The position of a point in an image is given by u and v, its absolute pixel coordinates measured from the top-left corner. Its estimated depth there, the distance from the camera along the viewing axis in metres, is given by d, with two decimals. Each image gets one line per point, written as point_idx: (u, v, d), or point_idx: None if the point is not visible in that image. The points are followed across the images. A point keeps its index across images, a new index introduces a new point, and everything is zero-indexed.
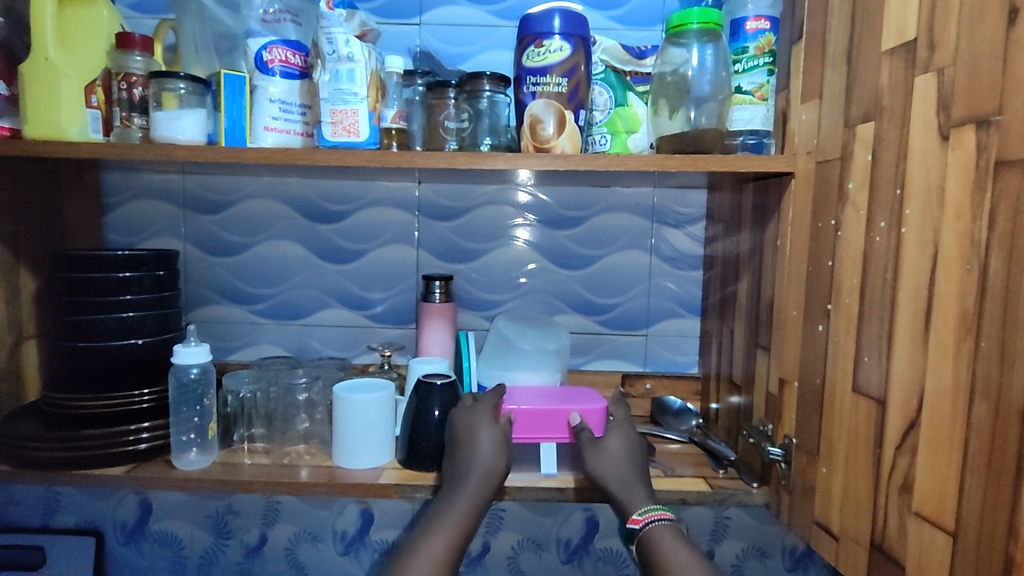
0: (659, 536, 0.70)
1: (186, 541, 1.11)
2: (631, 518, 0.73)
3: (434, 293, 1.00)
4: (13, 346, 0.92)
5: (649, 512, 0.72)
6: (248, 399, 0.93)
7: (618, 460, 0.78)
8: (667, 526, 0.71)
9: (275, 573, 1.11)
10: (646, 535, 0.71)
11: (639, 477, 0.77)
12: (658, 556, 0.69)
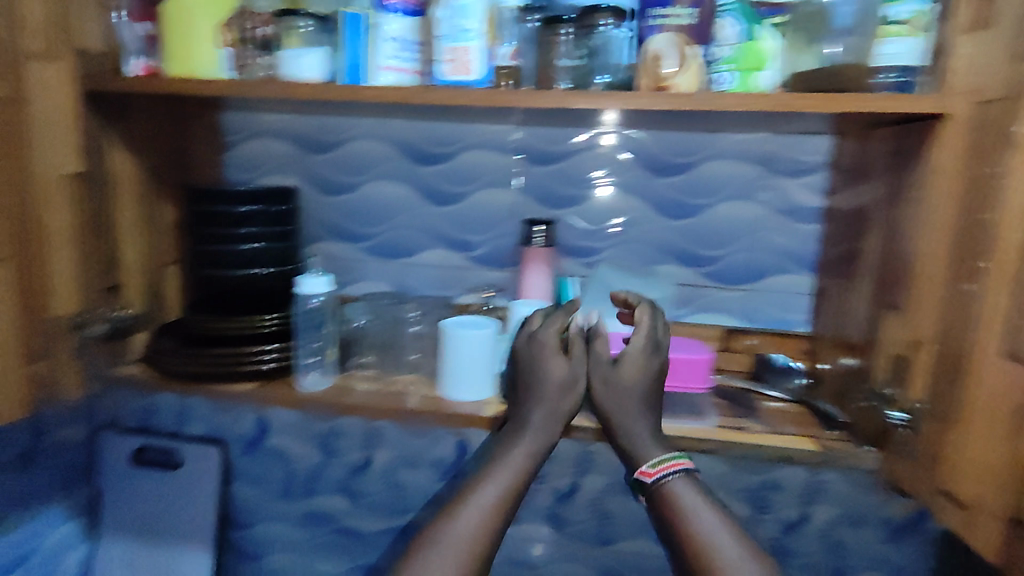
0: (674, 491, 0.77)
1: (297, 457, 1.21)
2: (642, 471, 0.78)
3: (535, 238, 1.00)
4: (154, 269, 1.03)
5: (664, 461, 0.78)
6: (363, 329, 1.04)
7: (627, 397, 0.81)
8: (680, 478, 0.78)
9: (375, 493, 1.19)
10: (660, 488, 0.77)
11: (644, 404, 0.81)
12: (679, 514, 0.76)
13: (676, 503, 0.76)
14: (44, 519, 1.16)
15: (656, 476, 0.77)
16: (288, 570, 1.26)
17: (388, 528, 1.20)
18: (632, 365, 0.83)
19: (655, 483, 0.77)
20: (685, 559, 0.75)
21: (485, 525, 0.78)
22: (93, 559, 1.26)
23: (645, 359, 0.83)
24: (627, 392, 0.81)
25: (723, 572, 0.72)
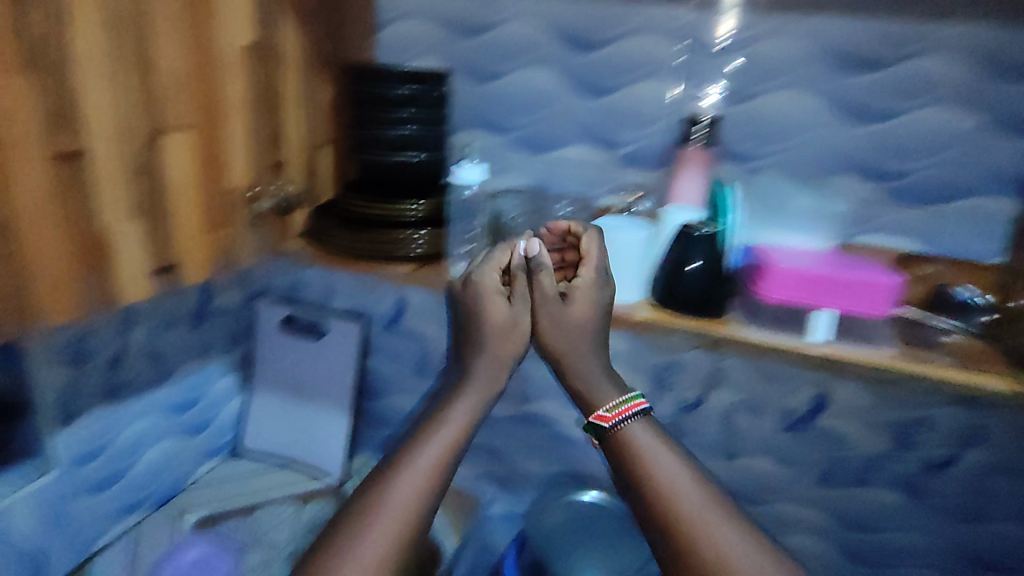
0: (630, 436, 0.81)
1: (432, 338, 1.28)
2: (598, 415, 0.83)
3: (693, 137, 0.94)
4: (313, 150, 1.06)
5: (622, 405, 0.83)
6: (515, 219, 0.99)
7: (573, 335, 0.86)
8: (635, 421, 0.82)
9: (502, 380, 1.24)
10: (617, 433, 0.81)
11: (589, 340, 0.87)
12: (636, 455, 0.79)
13: (633, 448, 0.80)
14: (209, 373, 1.30)
15: (613, 420, 0.82)
16: None
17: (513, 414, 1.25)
18: (583, 304, 0.86)
19: (613, 427, 0.82)
20: (643, 503, 0.77)
21: (426, 456, 0.80)
22: (243, 417, 1.39)
23: (594, 292, 0.86)
24: (512, 327, 0.87)
25: (687, 515, 0.74)
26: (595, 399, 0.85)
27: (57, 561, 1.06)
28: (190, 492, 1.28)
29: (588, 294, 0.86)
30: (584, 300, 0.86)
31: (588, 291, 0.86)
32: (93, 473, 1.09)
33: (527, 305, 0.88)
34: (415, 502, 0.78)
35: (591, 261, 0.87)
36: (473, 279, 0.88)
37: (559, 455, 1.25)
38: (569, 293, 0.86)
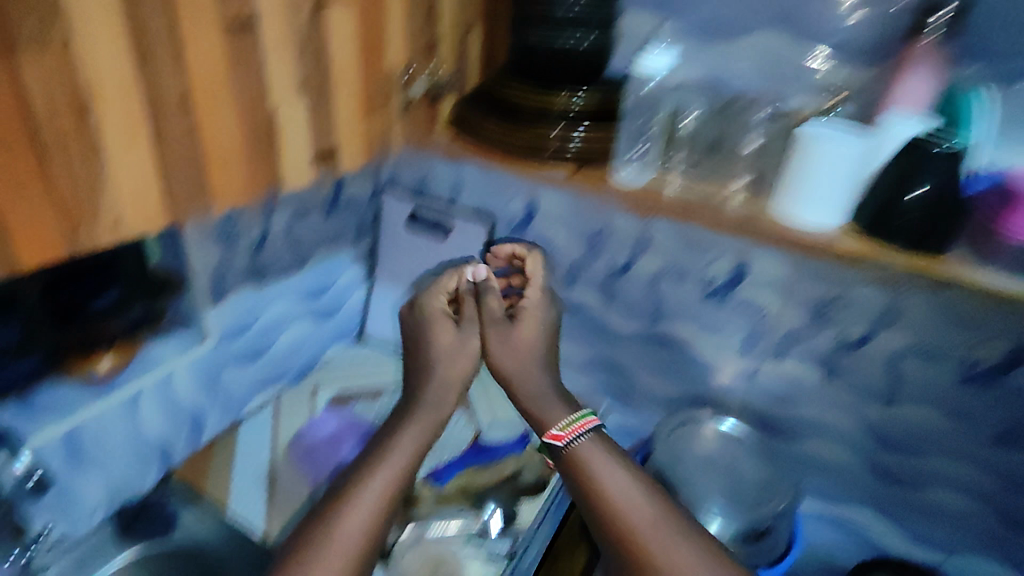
0: (581, 452, 0.85)
1: (561, 247, 1.18)
2: (554, 433, 0.89)
3: (926, 31, 0.81)
4: (466, 33, 1.01)
5: (573, 423, 0.89)
6: (698, 122, 0.94)
7: (519, 350, 0.96)
8: (588, 436, 0.87)
9: (635, 296, 1.15)
10: (571, 452, 0.86)
11: (533, 359, 0.96)
12: (587, 468, 0.84)
13: (588, 461, 0.84)
14: (338, 261, 1.31)
15: (565, 438, 0.87)
16: None
17: (642, 331, 1.18)
18: (527, 323, 0.99)
19: (567, 445, 0.87)
20: (596, 518, 0.81)
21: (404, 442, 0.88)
22: (367, 307, 1.42)
23: (538, 311, 1.00)
24: (467, 355, 0.97)
25: (638, 528, 0.77)
26: (546, 421, 0.92)
27: (215, 422, 1.13)
28: (322, 371, 1.33)
29: (539, 304, 1.01)
30: (529, 319, 0.99)
31: (531, 310, 1.00)
32: (241, 346, 1.14)
33: (474, 326, 0.99)
34: (390, 493, 0.82)
35: (531, 300, 1.01)
36: (427, 305, 1.01)
37: (689, 377, 1.18)
38: (525, 306, 1.00)
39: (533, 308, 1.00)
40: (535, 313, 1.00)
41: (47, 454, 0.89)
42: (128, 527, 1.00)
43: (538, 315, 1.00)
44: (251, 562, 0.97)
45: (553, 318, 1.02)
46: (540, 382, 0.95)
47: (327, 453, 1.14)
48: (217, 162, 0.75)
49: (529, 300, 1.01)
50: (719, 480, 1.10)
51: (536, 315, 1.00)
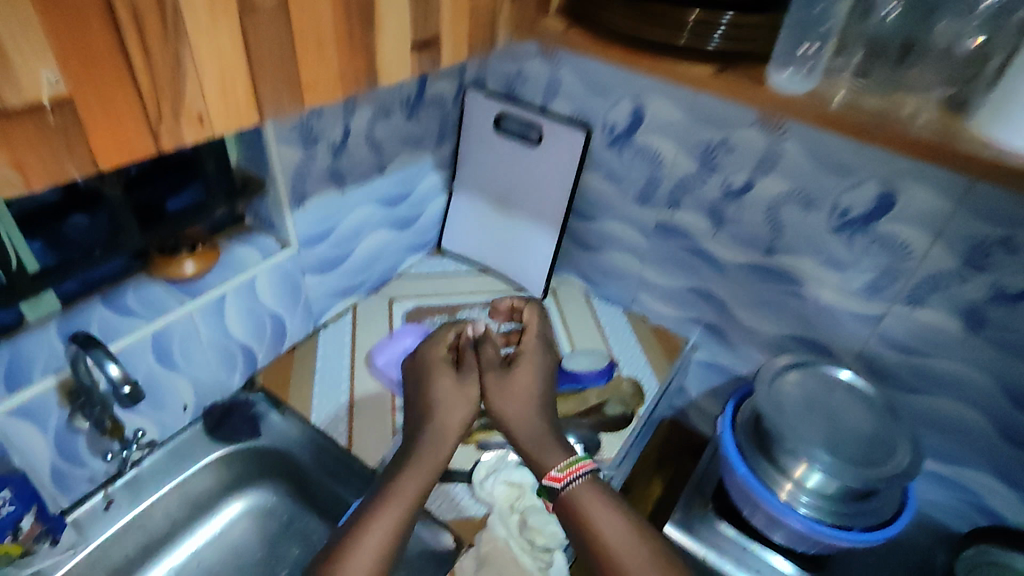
0: (577, 496, 0.71)
1: (668, 162, 1.07)
2: (550, 475, 0.72)
3: None
4: None
5: (569, 465, 0.73)
6: (889, 18, 0.73)
7: (524, 393, 0.79)
8: (584, 481, 0.72)
9: (748, 223, 1.03)
10: (568, 494, 0.71)
11: (535, 405, 0.78)
12: (587, 519, 0.70)
13: (586, 510, 0.70)
14: (421, 169, 1.23)
15: (563, 482, 0.71)
16: (625, 270, 1.24)
17: (752, 264, 1.07)
18: (526, 371, 0.81)
19: (563, 489, 0.71)
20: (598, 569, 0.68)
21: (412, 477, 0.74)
22: (446, 219, 1.35)
23: (536, 355, 0.84)
24: (469, 403, 0.79)
25: None
26: (539, 466, 0.74)
27: (297, 330, 1.12)
28: (399, 283, 1.29)
29: (521, 371, 0.81)
30: (521, 371, 0.81)
31: (531, 353, 0.84)
32: (321, 255, 1.09)
33: (474, 373, 0.82)
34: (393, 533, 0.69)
35: (511, 372, 0.81)
36: (425, 354, 0.84)
37: (801, 317, 1.06)
38: (510, 366, 0.81)
39: (530, 359, 0.83)
40: (538, 357, 0.84)
41: (140, 353, 0.87)
42: (217, 428, 1.00)
43: (529, 372, 0.81)
44: (335, 471, 0.97)
45: (545, 380, 0.82)
46: (541, 424, 0.77)
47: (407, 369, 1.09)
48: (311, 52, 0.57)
49: (521, 353, 0.84)
50: (827, 431, 0.96)
51: (542, 359, 0.84)
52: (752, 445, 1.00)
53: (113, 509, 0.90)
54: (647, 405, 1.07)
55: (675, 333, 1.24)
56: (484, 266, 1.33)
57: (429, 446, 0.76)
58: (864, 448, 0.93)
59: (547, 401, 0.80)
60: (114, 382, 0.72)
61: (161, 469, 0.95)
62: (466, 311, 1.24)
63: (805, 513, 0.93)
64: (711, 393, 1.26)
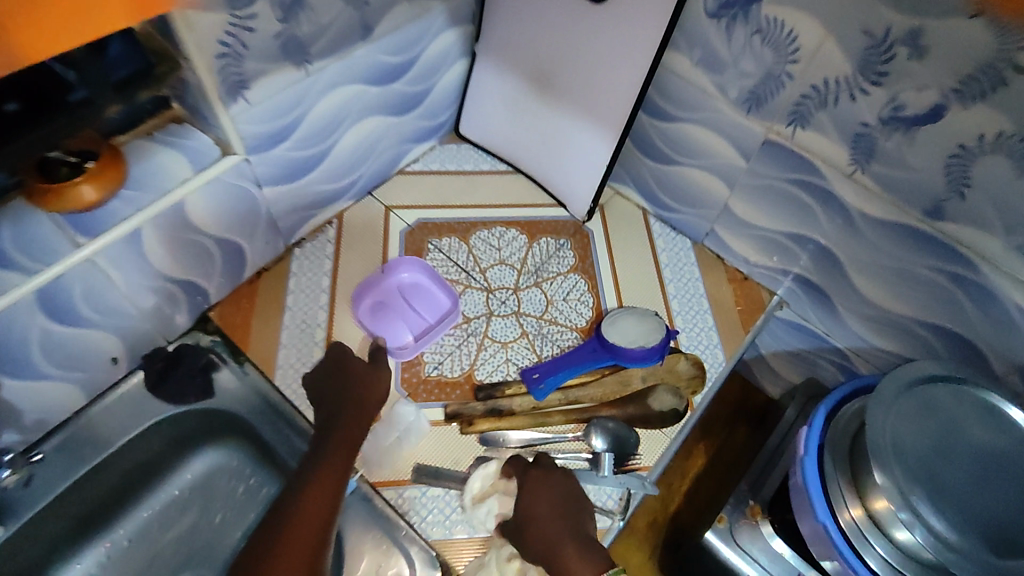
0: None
1: (805, 54, 0.67)
2: None
3: None
4: None
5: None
6: None
7: (539, 520, 0.65)
8: None
9: (912, 165, 0.67)
10: None
11: (564, 519, 0.65)
12: None
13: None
14: (430, 24, 0.82)
15: None
16: (705, 195, 0.89)
17: (901, 224, 0.72)
18: (533, 495, 0.67)
19: None
20: None
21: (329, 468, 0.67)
22: (465, 93, 0.99)
23: (542, 477, 0.69)
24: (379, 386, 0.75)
25: None
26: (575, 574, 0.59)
27: (259, 253, 0.85)
28: (401, 183, 0.98)
29: (537, 496, 0.67)
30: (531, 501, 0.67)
31: (530, 476, 0.69)
32: (282, 162, 0.78)
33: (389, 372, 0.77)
34: (315, 532, 0.62)
35: (526, 507, 0.67)
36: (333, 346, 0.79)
37: (953, 304, 0.74)
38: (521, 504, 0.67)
39: (537, 481, 0.68)
40: (544, 476, 0.69)
41: (25, 315, 0.63)
42: (158, 384, 0.80)
43: (541, 497, 0.67)
44: (300, 451, 0.78)
45: (564, 492, 0.68)
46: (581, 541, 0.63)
47: (395, 318, 0.86)
48: (39, 34, 0.46)
49: (524, 482, 0.69)
50: (949, 480, 0.68)
51: (548, 474, 0.69)
52: (838, 466, 0.74)
53: (38, 483, 0.74)
54: (705, 394, 0.82)
55: (758, 285, 0.94)
56: (514, 167, 1.01)
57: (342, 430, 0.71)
58: (984, 480, 0.69)
59: (575, 506, 0.67)
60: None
61: (97, 432, 0.77)
62: (484, 232, 0.95)
63: (872, 565, 0.70)
64: (785, 354, 0.99)
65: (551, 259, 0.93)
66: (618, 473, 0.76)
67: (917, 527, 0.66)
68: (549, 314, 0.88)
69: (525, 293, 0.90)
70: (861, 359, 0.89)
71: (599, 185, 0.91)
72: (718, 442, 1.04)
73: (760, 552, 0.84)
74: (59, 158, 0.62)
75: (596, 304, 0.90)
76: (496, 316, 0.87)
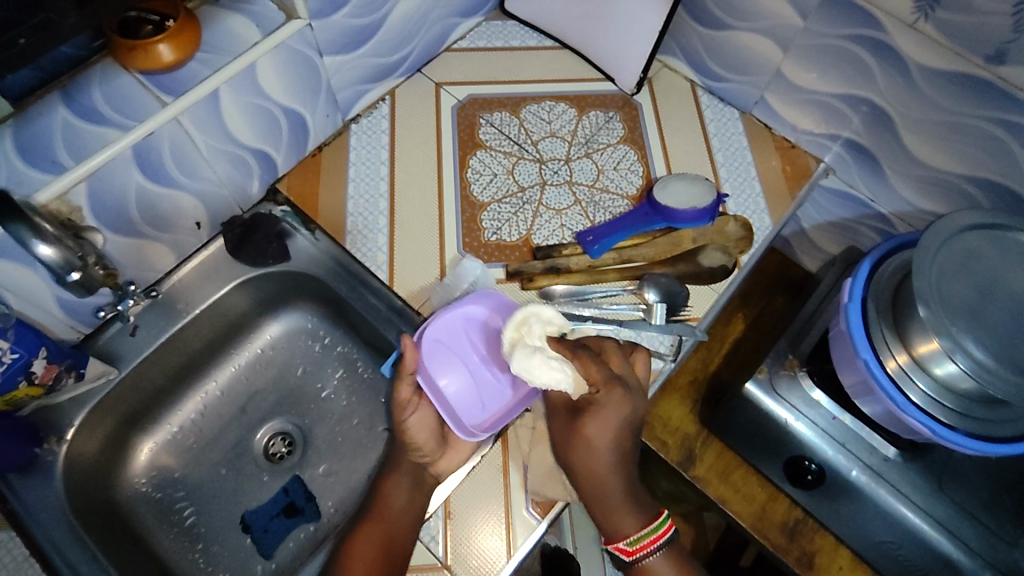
0: (648, 563, 0.70)
1: None
2: (619, 545, 0.70)
3: None
4: None
5: (650, 534, 0.70)
6: None
7: (600, 460, 0.71)
8: (657, 555, 0.70)
9: (981, 6, 0.67)
10: (640, 565, 0.71)
11: (619, 462, 0.72)
12: None
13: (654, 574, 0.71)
14: None
15: (635, 554, 0.70)
16: (758, 61, 0.90)
17: (963, 73, 0.72)
18: (598, 436, 0.71)
19: (634, 561, 0.70)
20: None
21: (398, 482, 0.75)
22: None
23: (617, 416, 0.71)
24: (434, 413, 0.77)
25: None
26: (609, 516, 0.71)
27: (320, 126, 0.89)
28: (451, 60, 0.99)
29: (603, 427, 0.71)
30: (597, 429, 0.71)
31: (613, 413, 0.71)
32: (343, 31, 0.80)
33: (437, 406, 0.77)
34: (391, 536, 0.69)
35: (589, 433, 0.71)
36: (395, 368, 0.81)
37: (1007, 155, 0.75)
38: (584, 433, 0.71)
39: (612, 406, 0.70)
40: (619, 400, 0.71)
41: (123, 171, 0.68)
42: (241, 247, 0.85)
43: (609, 428, 0.71)
44: (375, 308, 0.84)
45: (634, 419, 0.72)
46: (630, 485, 0.72)
47: (456, 373, 0.78)
48: None
49: (595, 403, 0.71)
50: (994, 320, 0.70)
51: (622, 402, 0.71)
52: (882, 315, 0.77)
53: (140, 335, 0.81)
54: (752, 253, 0.87)
55: (806, 153, 0.96)
56: (562, 42, 1.01)
57: (400, 454, 0.78)
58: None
59: (633, 443, 0.73)
60: (54, 266, 0.58)
61: (190, 290, 0.83)
62: (534, 105, 0.96)
63: (913, 399, 0.74)
64: (827, 224, 1.01)
65: (601, 131, 0.95)
66: (669, 321, 0.81)
67: (958, 354, 0.68)
68: (601, 183, 0.91)
69: (576, 163, 0.92)
70: (904, 224, 0.92)
71: (648, 54, 0.92)
72: (757, 310, 1.08)
73: (798, 399, 0.88)
74: (140, 17, 0.67)
75: (646, 172, 0.92)
76: (550, 186, 0.91)
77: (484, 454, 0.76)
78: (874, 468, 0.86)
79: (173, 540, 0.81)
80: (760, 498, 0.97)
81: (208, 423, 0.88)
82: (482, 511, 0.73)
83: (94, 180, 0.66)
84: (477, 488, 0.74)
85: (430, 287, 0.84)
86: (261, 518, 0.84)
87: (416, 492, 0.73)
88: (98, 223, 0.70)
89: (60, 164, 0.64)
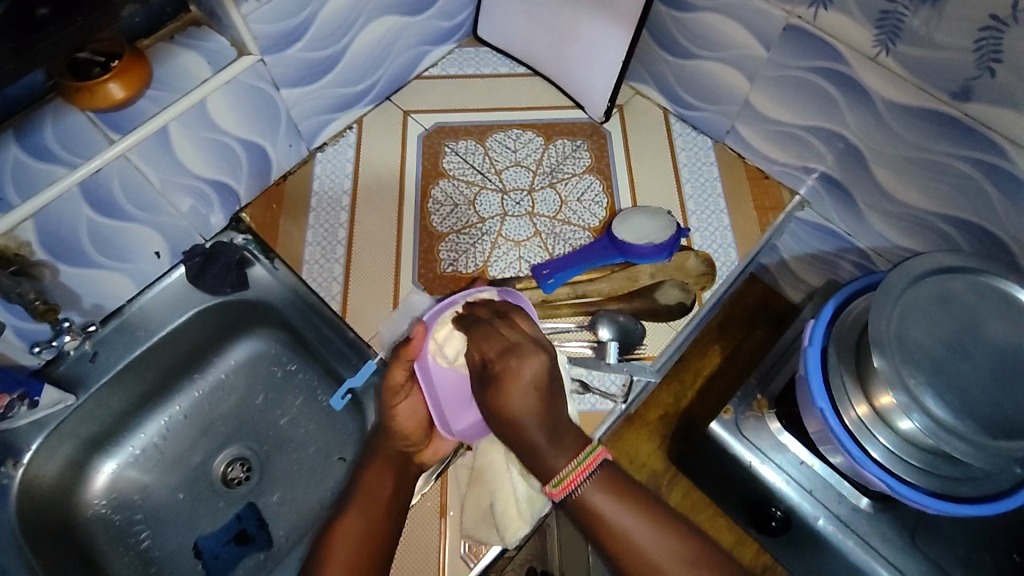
0: (586, 496, 0.56)
1: None
2: (546, 488, 0.56)
3: None
4: None
5: (579, 465, 0.56)
6: None
7: (524, 416, 0.57)
8: (592, 480, 0.56)
9: (941, 38, 0.63)
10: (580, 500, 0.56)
11: (541, 410, 0.58)
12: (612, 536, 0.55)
13: (601, 511, 0.55)
14: None
15: (564, 491, 0.55)
16: (726, 91, 0.87)
17: (928, 109, 0.68)
18: (515, 393, 0.58)
19: (567, 500, 0.56)
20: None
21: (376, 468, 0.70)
22: None
23: (523, 369, 0.59)
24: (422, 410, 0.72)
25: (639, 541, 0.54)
26: (539, 463, 0.56)
27: (283, 155, 0.90)
28: (420, 88, 0.99)
29: (515, 386, 0.58)
30: (515, 390, 0.58)
31: (512, 369, 0.59)
32: (298, 65, 0.80)
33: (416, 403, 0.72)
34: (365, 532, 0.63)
35: (508, 404, 0.58)
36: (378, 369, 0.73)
37: (979, 196, 0.71)
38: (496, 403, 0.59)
39: (515, 372, 0.58)
40: (523, 363, 0.59)
41: (73, 207, 0.70)
42: (200, 276, 0.86)
43: (522, 392, 0.58)
44: (330, 340, 0.85)
45: (546, 370, 0.60)
46: (559, 430, 0.57)
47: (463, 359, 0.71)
48: None
49: (496, 375, 0.59)
50: (959, 375, 0.66)
51: (528, 362, 0.59)
52: (844, 362, 0.73)
53: (101, 361, 0.83)
54: (714, 291, 0.84)
55: (780, 184, 0.92)
56: (533, 69, 1.00)
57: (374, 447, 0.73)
58: (996, 370, 0.66)
59: (556, 392, 0.59)
60: None
61: (150, 317, 0.85)
62: (501, 134, 0.95)
63: (874, 454, 0.70)
64: (807, 257, 0.97)
65: (567, 160, 0.93)
66: (623, 360, 0.79)
67: (915, 411, 0.64)
68: (562, 215, 0.89)
69: (539, 194, 0.91)
70: (882, 259, 0.87)
71: (615, 82, 0.90)
72: (735, 342, 1.04)
73: (766, 442, 0.83)
74: (88, 58, 0.69)
75: (610, 204, 0.90)
76: (511, 216, 0.89)
77: (425, 491, 0.75)
78: (842, 519, 0.81)
79: (128, 562, 0.83)
80: (728, 542, 0.96)
81: (169, 448, 0.90)
82: (420, 551, 0.73)
83: (42, 216, 0.68)
84: (418, 529, 0.74)
85: (382, 318, 0.84)
86: (214, 544, 0.85)
87: (402, 477, 0.70)
88: (49, 257, 0.72)
89: (9, 201, 0.67)
